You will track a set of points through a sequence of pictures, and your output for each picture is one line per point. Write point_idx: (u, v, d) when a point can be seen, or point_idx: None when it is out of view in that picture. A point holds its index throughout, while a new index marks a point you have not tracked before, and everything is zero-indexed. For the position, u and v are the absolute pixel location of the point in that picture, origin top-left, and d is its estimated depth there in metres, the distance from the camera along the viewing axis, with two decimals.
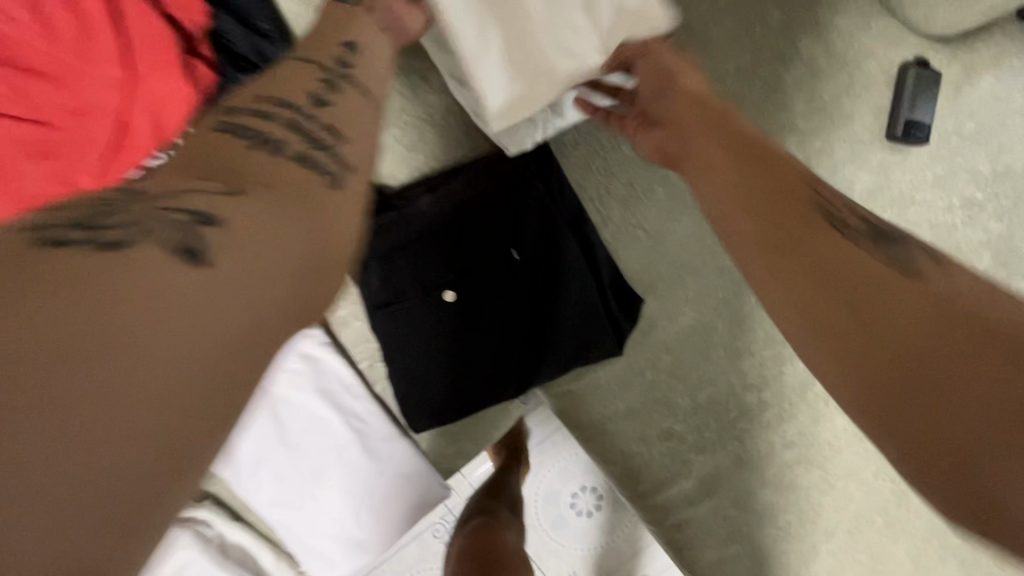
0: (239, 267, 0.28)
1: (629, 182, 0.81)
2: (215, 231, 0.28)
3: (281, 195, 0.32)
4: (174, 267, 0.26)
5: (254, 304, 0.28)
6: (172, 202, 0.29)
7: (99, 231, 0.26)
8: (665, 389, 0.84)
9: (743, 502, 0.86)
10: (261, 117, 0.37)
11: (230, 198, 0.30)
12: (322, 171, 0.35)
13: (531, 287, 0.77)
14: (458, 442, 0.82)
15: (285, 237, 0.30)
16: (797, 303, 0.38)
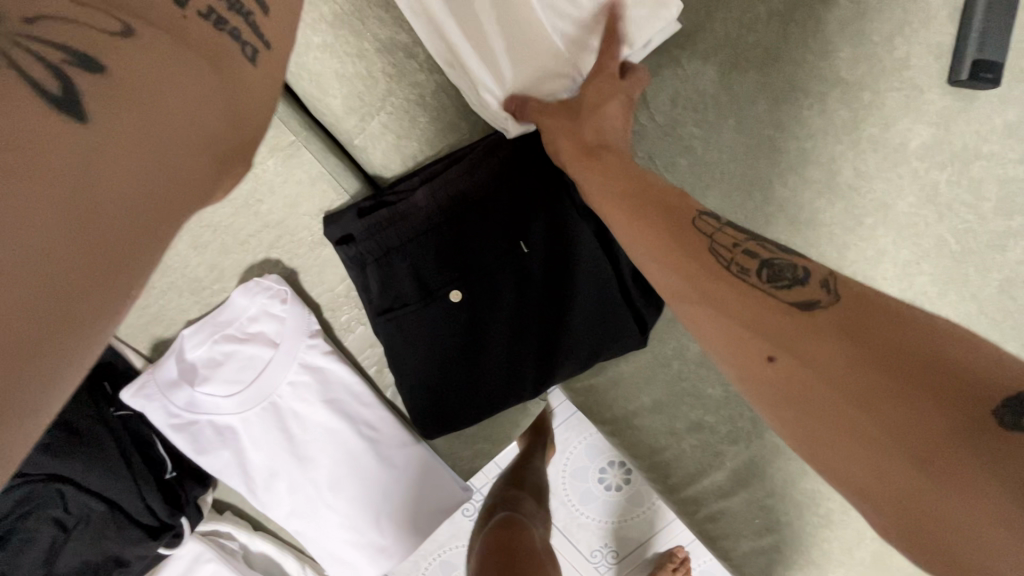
0: (138, 125, 0.25)
1: (647, 155, 0.73)
2: (103, 88, 0.24)
3: (186, 44, 0.28)
4: (46, 120, 0.22)
5: (175, 129, 0.27)
6: (43, 33, 0.24)
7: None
8: (694, 380, 0.78)
9: (780, 492, 0.81)
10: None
11: (124, 40, 0.26)
12: (240, 41, 0.31)
13: (544, 283, 0.71)
14: (476, 445, 0.78)
15: (185, 77, 0.27)
16: (736, 362, 0.42)
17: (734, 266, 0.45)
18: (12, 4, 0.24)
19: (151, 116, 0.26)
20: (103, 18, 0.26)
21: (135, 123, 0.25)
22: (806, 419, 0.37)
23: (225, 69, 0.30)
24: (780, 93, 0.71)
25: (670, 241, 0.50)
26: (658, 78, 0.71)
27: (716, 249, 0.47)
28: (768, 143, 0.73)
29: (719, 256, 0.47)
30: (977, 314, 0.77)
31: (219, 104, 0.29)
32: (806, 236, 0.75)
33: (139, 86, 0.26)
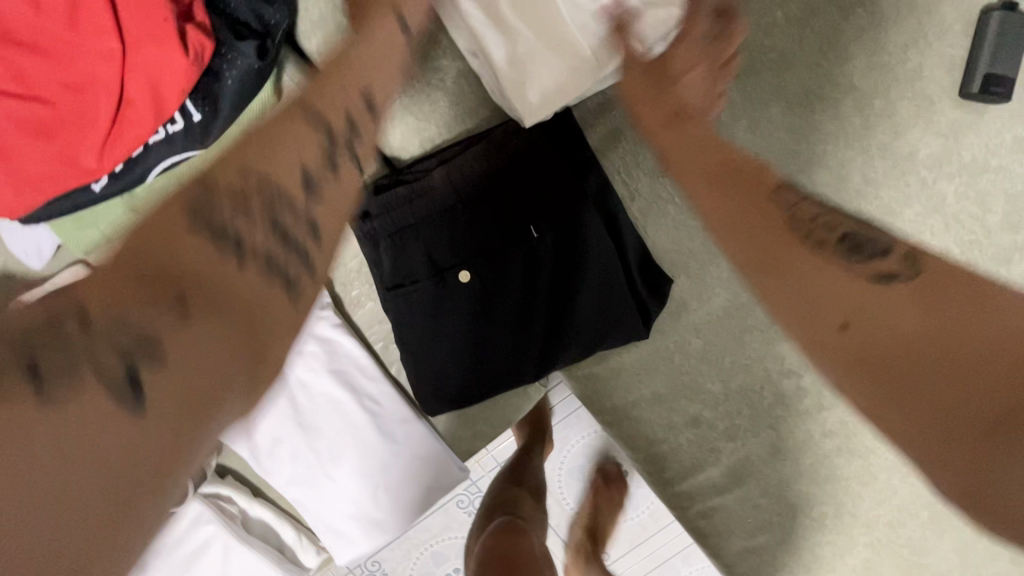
0: (169, 390, 0.27)
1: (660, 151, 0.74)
2: (154, 370, 0.27)
3: (226, 308, 0.30)
4: (104, 409, 0.26)
5: (210, 369, 0.29)
6: (113, 327, 0.27)
7: (39, 370, 0.26)
8: (693, 374, 0.79)
9: (775, 493, 0.81)
10: (235, 201, 0.34)
11: (179, 322, 0.28)
12: (284, 271, 0.34)
13: (552, 268, 0.73)
14: (476, 426, 0.79)
15: (215, 336, 0.29)
16: (802, 319, 0.40)
17: (811, 236, 0.44)
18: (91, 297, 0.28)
19: (194, 375, 0.28)
20: (162, 291, 0.29)
21: (172, 392, 0.27)
22: (877, 383, 0.35)
23: (260, 317, 0.32)
24: (792, 98, 0.73)
25: (736, 207, 0.48)
26: None
27: (794, 215, 0.46)
28: (778, 145, 0.74)
29: (795, 224, 0.45)
30: None
31: (252, 353, 0.30)
32: None
33: (181, 358, 0.28)
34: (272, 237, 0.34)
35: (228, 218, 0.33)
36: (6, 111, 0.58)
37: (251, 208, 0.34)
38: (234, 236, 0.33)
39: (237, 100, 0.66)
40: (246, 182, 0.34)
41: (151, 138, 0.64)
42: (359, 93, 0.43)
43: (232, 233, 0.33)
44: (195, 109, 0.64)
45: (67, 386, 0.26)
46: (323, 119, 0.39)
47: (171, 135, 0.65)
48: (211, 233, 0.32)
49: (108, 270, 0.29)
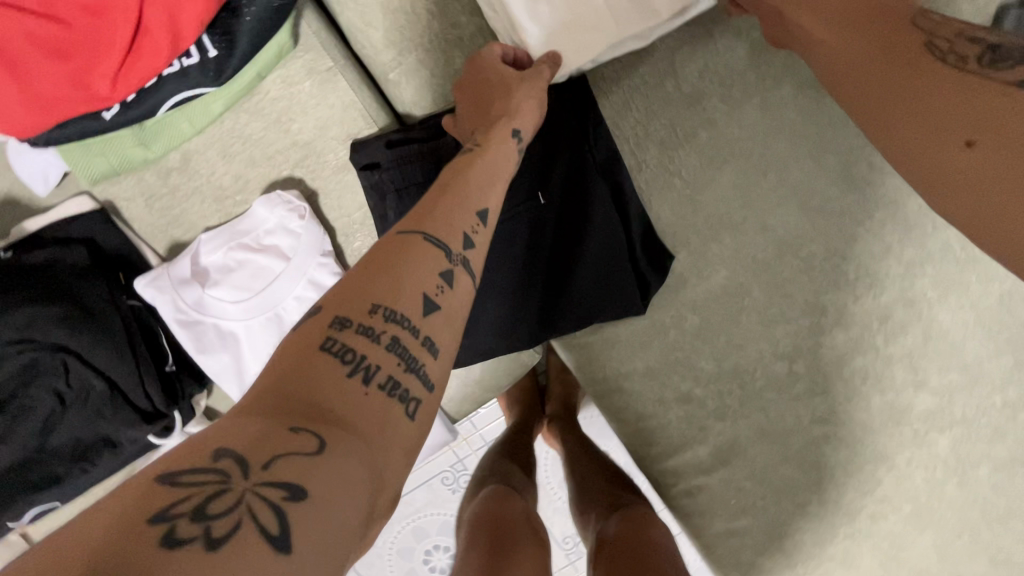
0: (319, 528, 0.33)
1: (670, 125, 0.75)
2: (300, 503, 0.33)
3: (358, 439, 0.37)
4: (260, 547, 0.31)
5: (347, 504, 0.34)
6: (267, 470, 0.33)
7: (205, 523, 0.30)
8: (688, 350, 0.79)
9: (759, 476, 0.81)
10: (365, 329, 0.42)
11: (320, 454, 0.35)
12: (404, 398, 0.41)
13: (555, 234, 0.73)
14: (469, 390, 0.82)
15: (352, 470, 0.35)
16: (933, 127, 0.55)
17: (950, 56, 0.57)
18: (251, 450, 0.34)
19: (335, 506, 0.34)
20: (305, 436, 0.35)
21: (316, 523, 0.33)
22: (985, 168, 0.52)
23: (382, 443, 0.38)
24: (805, 80, 0.74)
25: (878, 41, 0.58)
26: (689, 50, 0.74)
27: (932, 33, 0.58)
28: (789, 127, 0.75)
29: (934, 49, 0.57)
30: (974, 323, 0.78)
31: (376, 476, 0.37)
32: (816, 224, 0.76)
33: (324, 496, 0.34)
34: (393, 359, 0.42)
35: (361, 348, 0.41)
36: (20, 26, 0.58)
37: (379, 335, 0.42)
38: (365, 366, 0.40)
39: (253, 39, 0.66)
40: (375, 312, 0.43)
41: (166, 71, 0.64)
42: (475, 215, 0.53)
43: (363, 365, 0.40)
44: (211, 45, 0.65)
45: (231, 525, 0.31)
46: (442, 245, 0.49)
47: (185, 69, 0.65)
48: (343, 363, 0.40)
49: (260, 410, 0.36)
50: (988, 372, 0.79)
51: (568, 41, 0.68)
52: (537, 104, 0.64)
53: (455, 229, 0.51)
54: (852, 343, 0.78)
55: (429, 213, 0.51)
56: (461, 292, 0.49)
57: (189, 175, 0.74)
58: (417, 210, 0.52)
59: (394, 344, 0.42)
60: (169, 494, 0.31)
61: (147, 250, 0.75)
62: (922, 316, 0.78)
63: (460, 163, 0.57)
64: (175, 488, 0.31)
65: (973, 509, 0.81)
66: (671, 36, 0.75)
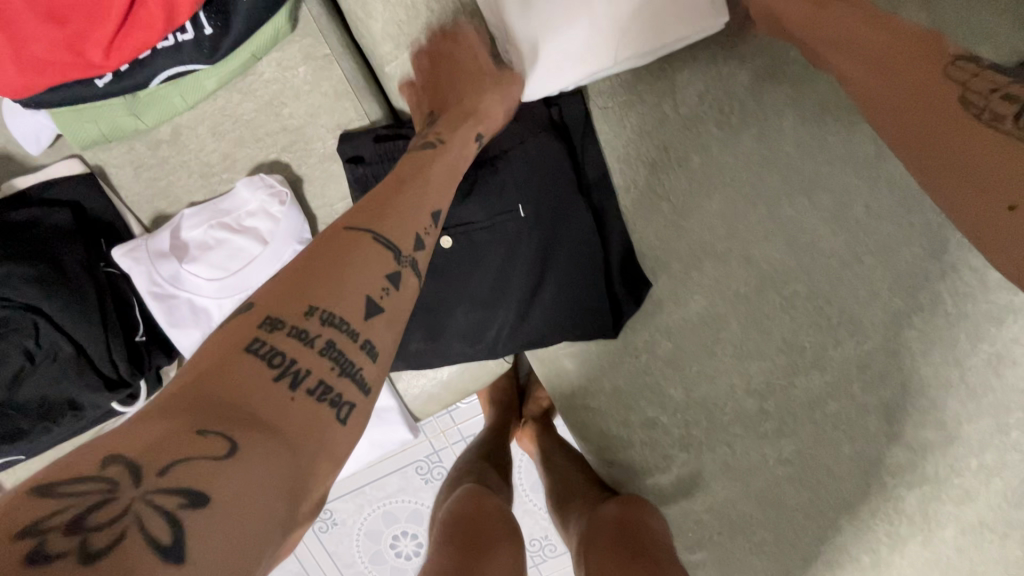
0: (218, 539, 0.31)
1: (662, 146, 0.73)
2: (198, 510, 0.31)
3: (273, 441, 0.35)
4: (144, 556, 0.29)
5: (255, 514, 0.33)
6: (163, 474, 0.32)
7: (84, 535, 0.29)
8: (658, 376, 0.78)
9: (719, 510, 0.80)
10: (298, 333, 0.40)
11: (224, 459, 0.33)
12: (337, 400, 0.40)
13: (535, 248, 0.72)
14: (435, 391, 0.82)
15: (265, 479, 0.34)
16: (952, 199, 0.50)
17: (986, 113, 0.49)
18: (150, 457, 0.32)
19: (240, 511, 0.32)
20: (215, 443, 0.33)
21: (216, 530, 0.31)
22: (995, 239, 0.46)
23: (303, 451, 0.36)
24: (809, 112, 0.71)
25: (901, 95, 0.54)
26: (691, 69, 0.72)
27: (969, 89, 0.50)
28: (785, 160, 0.72)
29: (970, 104, 0.49)
30: (958, 382, 0.75)
31: (297, 476, 0.35)
32: (803, 262, 0.74)
33: (228, 503, 0.32)
34: (326, 363, 0.40)
35: (291, 351, 0.39)
36: None
37: (313, 339, 0.40)
38: (293, 370, 0.38)
39: (247, 21, 0.65)
40: (311, 314, 0.41)
41: (160, 45, 0.65)
42: (428, 215, 0.53)
43: (294, 367, 0.39)
44: (207, 23, 0.65)
45: (113, 535, 0.29)
46: (393, 245, 0.48)
47: (179, 45, 0.65)
48: (269, 366, 0.38)
49: (168, 411, 0.34)
50: (967, 434, 0.76)
51: (569, 64, 0.67)
52: (504, 106, 0.69)
53: (407, 232, 0.50)
54: (827, 389, 0.77)
55: (380, 208, 0.50)
56: (408, 293, 0.48)
57: (178, 149, 0.75)
58: (370, 203, 0.51)
59: (325, 346, 0.40)
60: (48, 505, 0.29)
61: (129, 216, 0.76)
62: (904, 367, 0.75)
63: (433, 151, 0.60)
64: (53, 502, 0.29)
65: (933, 568, 0.79)
66: (674, 55, 0.73)
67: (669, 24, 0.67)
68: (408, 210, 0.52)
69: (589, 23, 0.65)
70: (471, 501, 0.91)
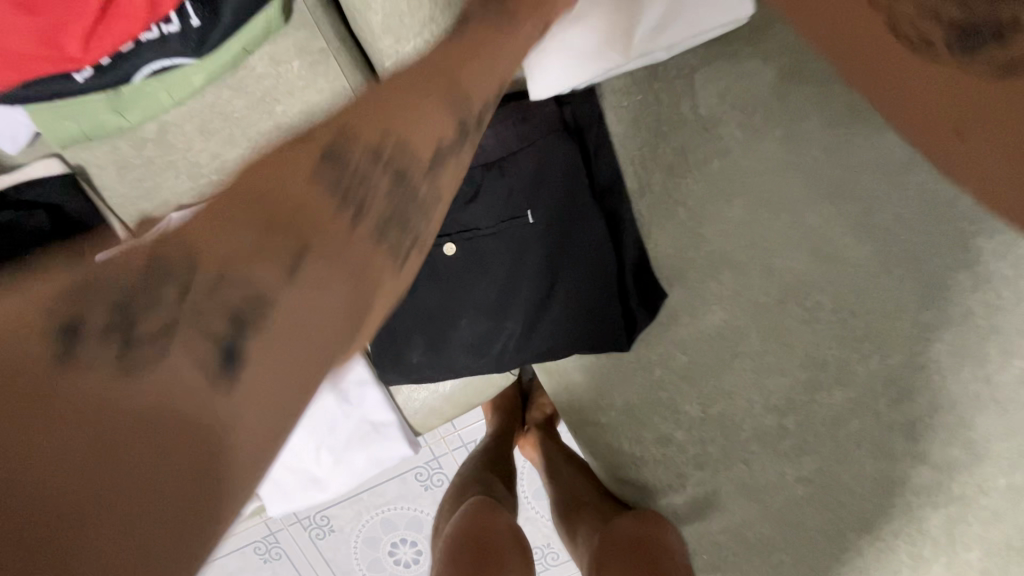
0: (271, 367, 0.29)
1: (680, 148, 0.70)
2: (249, 332, 0.29)
3: (332, 265, 0.32)
4: (188, 375, 0.28)
5: (308, 351, 0.30)
6: (212, 286, 0.30)
7: (123, 342, 0.28)
8: (672, 392, 0.74)
9: (735, 531, 0.76)
10: (361, 158, 0.36)
11: (279, 282, 0.30)
12: (400, 244, 0.36)
13: (545, 255, 0.67)
14: (437, 404, 0.78)
15: (319, 306, 0.31)
16: None
17: None
18: (198, 258, 0.30)
19: (292, 345, 0.30)
20: (269, 257, 0.31)
21: (267, 357, 0.29)
22: None
23: (362, 287, 0.33)
24: (835, 114, 0.68)
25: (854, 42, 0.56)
26: (711, 67, 0.69)
27: None
28: (809, 165, 0.69)
29: None
30: (990, 400, 0.71)
31: (359, 323, 0.32)
32: (826, 272, 0.70)
33: (281, 329, 0.30)
34: (388, 204, 0.36)
35: (353, 175, 0.35)
36: None
37: (376, 175, 0.36)
38: (353, 197, 0.35)
39: (237, 12, 0.61)
40: (376, 142, 0.37)
41: (144, 36, 0.60)
42: (494, 86, 0.48)
43: (352, 199, 0.35)
44: (194, 13, 0.60)
45: (155, 347, 0.28)
46: (459, 103, 0.43)
47: (164, 37, 0.60)
48: (331, 182, 0.34)
49: (223, 213, 0.32)
50: (999, 453, 0.71)
51: (582, 64, 0.63)
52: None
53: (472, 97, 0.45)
54: (849, 406, 0.73)
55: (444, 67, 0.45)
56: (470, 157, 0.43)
57: (164, 148, 0.70)
58: (434, 63, 0.46)
59: (387, 180, 0.37)
60: (89, 307, 0.28)
61: (113, 219, 0.72)
62: (931, 385, 0.71)
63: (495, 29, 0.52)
64: (87, 305, 0.28)
65: None
66: (693, 52, 0.70)
67: (688, 30, 0.64)
68: (473, 75, 0.46)
69: (607, 25, 0.62)
70: (477, 517, 0.86)
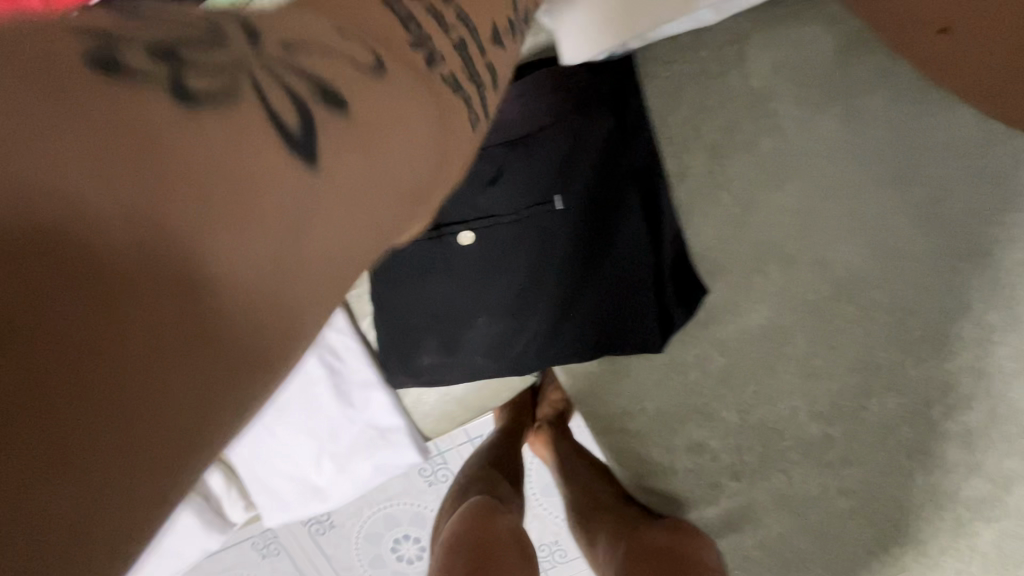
0: (350, 176, 0.19)
1: (726, 127, 0.64)
2: (335, 118, 0.19)
3: (423, 96, 0.24)
4: (264, 136, 0.17)
5: (396, 183, 0.21)
6: (273, 44, 0.19)
7: (124, 46, 0.15)
8: (708, 396, 0.68)
9: (769, 546, 0.67)
10: (433, 9, 0.29)
11: (370, 76, 0.21)
12: (470, 103, 0.28)
13: (572, 247, 0.60)
14: (447, 405, 0.71)
15: (409, 136, 0.22)
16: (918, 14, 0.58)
17: None
18: (262, 18, 0.20)
19: (378, 165, 0.20)
20: (362, 55, 0.22)
21: (350, 164, 0.19)
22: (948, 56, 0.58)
23: (445, 132, 0.25)
24: (899, 89, 0.63)
25: None
26: (766, 34, 0.63)
27: None
28: (871, 145, 0.63)
29: None
30: None
31: (439, 179, 0.24)
32: (885, 266, 0.63)
33: (373, 136, 0.20)
34: (461, 61, 0.29)
35: (427, 19, 0.28)
36: None
37: (449, 26, 0.29)
38: (430, 44, 0.27)
39: None
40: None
41: None
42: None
43: (423, 34, 0.27)
44: None
45: (199, 77, 0.16)
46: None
47: None
48: (401, 19, 0.26)
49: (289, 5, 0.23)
50: None
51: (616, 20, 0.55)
52: None
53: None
54: (902, 413, 0.65)
55: None
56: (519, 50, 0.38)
57: None
58: None
59: (460, 41, 0.30)
60: (65, 7, 0.16)
61: None
62: (993, 393, 0.63)
63: None
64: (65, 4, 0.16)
65: None
66: (746, 17, 0.64)
67: None
68: None
69: None
70: (476, 523, 0.77)
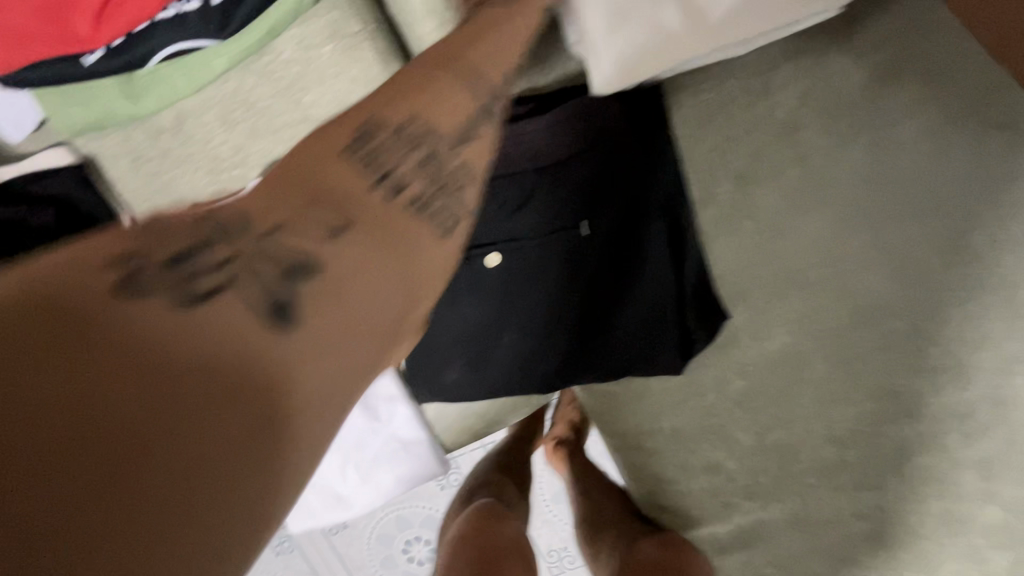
0: (321, 323, 0.30)
1: (751, 156, 0.66)
2: (308, 282, 0.31)
3: (378, 242, 0.33)
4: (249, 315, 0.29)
5: (361, 313, 0.31)
6: (269, 238, 0.32)
7: (188, 277, 0.30)
8: (725, 418, 0.69)
9: (782, 565, 0.69)
10: (398, 136, 0.37)
11: (336, 236, 0.32)
12: (437, 218, 0.36)
13: (597, 270, 0.62)
14: (470, 420, 0.72)
15: (367, 278, 0.32)
16: None
17: None
18: (257, 216, 0.32)
19: (341, 305, 0.31)
20: (323, 225, 0.33)
21: (322, 313, 0.31)
22: None
23: (407, 256, 0.34)
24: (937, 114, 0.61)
25: None
26: (792, 68, 0.65)
27: None
28: (901, 175, 0.62)
29: None
30: None
31: (405, 299, 0.34)
32: (910, 292, 0.61)
33: (334, 289, 0.31)
34: (425, 178, 0.37)
35: (391, 155, 0.36)
36: None
37: (416, 148, 0.37)
38: (394, 178, 0.36)
39: None
40: (414, 120, 0.38)
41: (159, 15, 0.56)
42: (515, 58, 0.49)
43: (386, 175, 0.36)
44: None
45: (220, 282, 0.30)
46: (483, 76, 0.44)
47: (183, 15, 0.56)
48: (365, 165, 0.35)
49: (277, 188, 0.34)
50: None
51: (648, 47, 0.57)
52: None
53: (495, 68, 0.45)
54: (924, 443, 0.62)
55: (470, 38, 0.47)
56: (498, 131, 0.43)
57: (181, 139, 0.64)
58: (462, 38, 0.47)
59: (429, 160, 0.38)
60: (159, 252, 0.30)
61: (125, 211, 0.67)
62: None
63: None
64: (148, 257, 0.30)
65: None
66: (771, 50, 0.66)
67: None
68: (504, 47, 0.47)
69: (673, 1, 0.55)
70: (483, 523, 0.78)
